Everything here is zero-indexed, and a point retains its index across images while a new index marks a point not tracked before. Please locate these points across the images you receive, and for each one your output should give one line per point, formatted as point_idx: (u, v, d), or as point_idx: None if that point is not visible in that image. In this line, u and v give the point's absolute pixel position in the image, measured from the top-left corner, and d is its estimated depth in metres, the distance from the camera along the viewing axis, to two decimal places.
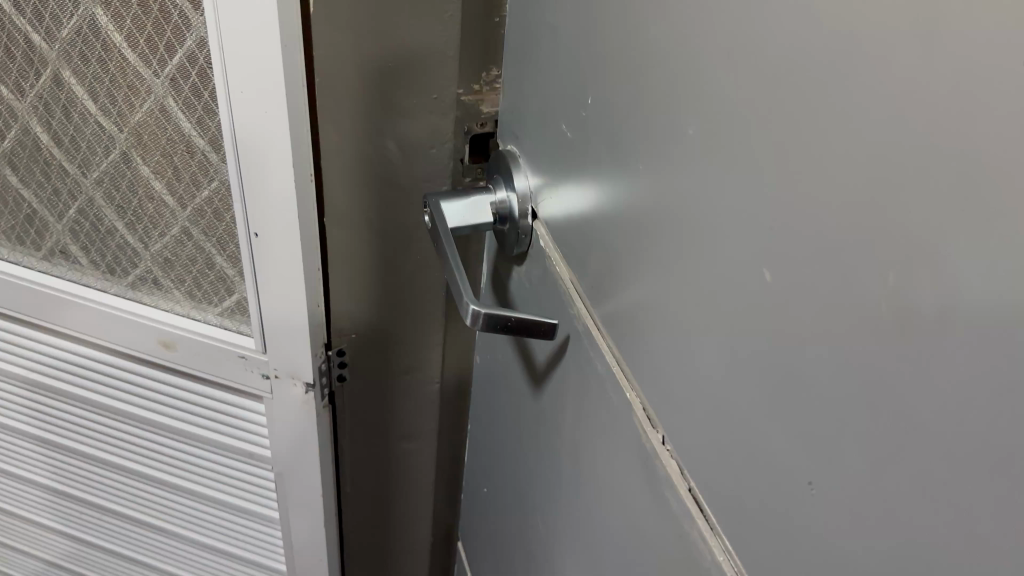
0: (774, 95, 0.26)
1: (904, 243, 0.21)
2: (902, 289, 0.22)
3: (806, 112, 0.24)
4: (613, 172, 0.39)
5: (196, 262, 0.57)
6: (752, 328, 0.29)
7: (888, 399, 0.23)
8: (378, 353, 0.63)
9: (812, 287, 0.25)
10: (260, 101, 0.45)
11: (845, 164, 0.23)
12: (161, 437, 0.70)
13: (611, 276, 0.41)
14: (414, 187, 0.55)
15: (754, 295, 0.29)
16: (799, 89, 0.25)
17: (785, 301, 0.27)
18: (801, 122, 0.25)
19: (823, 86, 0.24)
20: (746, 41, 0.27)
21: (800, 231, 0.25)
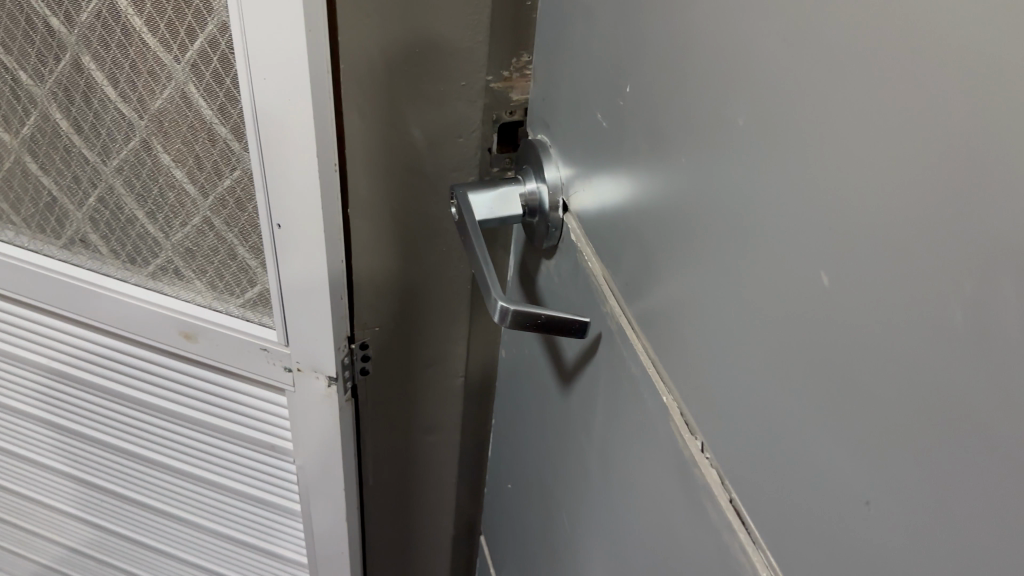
0: (840, 89, 0.24)
1: (1001, 254, 0.20)
2: (998, 302, 0.20)
3: (879, 106, 0.23)
4: (651, 165, 0.37)
5: (218, 253, 0.55)
6: (805, 335, 0.27)
7: (969, 416, 0.21)
8: (401, 346, 0.62)
9: (879, 295, 0.24)
10: (284, 90, 0.44)
11: (924, 164, 0.21)
12: (181, 427, 0.69)
13: (647, 274, 0.39)
14: (440, 177, 0.53)
15: (809, 301, 0.27)
16: (869, 81, 0.23)
17: (845, 308, 0.25)
18: (872, 117, 0.23)
19: (898, 78, 0.22)
20: (806, 30, 0.25)
21: (866, 234, 0.24)
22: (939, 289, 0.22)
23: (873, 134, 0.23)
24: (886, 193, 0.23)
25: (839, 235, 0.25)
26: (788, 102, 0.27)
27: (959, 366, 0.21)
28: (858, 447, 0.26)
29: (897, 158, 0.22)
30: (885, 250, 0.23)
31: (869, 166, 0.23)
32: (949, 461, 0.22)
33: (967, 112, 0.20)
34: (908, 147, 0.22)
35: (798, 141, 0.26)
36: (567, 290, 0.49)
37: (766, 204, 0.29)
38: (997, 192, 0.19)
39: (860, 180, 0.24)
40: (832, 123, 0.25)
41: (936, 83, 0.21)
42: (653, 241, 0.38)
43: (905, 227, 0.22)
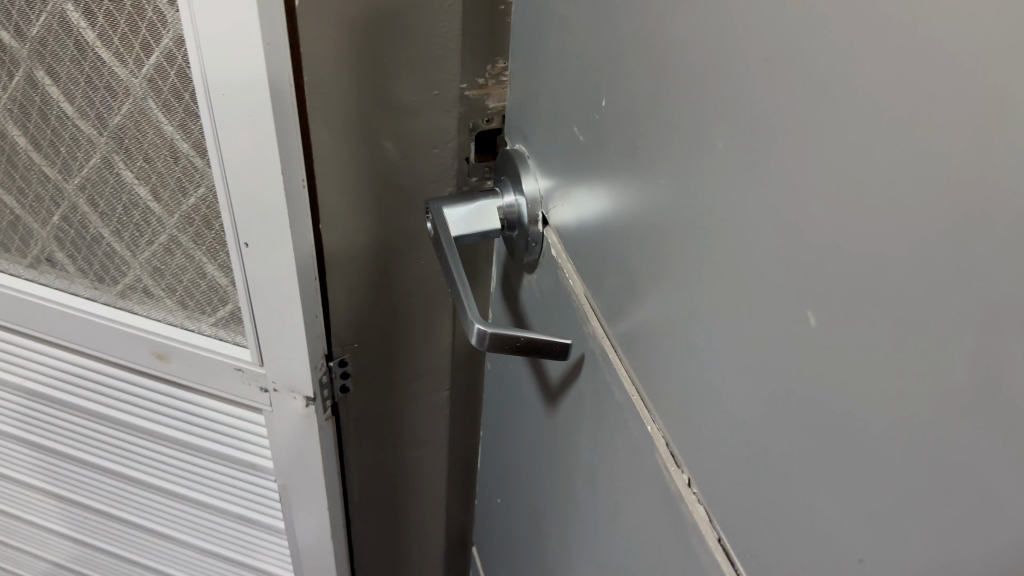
0: (822, 113, 0.22)
1: (993, 306, 0.18)
2: (991, 359, 0.18)
3: (864, 137, 0.21)
4: (630, 183, 0.35)
5: (187, 271, 0.53)
6: (791, 375, 0.25)
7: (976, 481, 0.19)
8: (383, 361, 0.60)
9: (869, 340, 0.22)
10: (243, 105, 0.41)
11: (920, 201, 0.19)
12: (161, 446, 0.67)
13: (627, 295, 0.37)
14: (416, 189, 0.51)
15: (794, 341, 0.25)
16: (857, 105, 0.21)
17: (832, 351, 0.23)
18: (857, 148, 0.21)
19: (889, 102, 0.20)
20: (786, 50, 0.23)
21: (858, 271, 0.22)
22: (937, 337, 0.19)
23: (864, 162, 0.21)
24: (880, 229, 0.21)
25: (828, 272, 0.23)
26: (772, 125, 0.24)
27: (964, 423, 0.19)
28: (851, 502, 0.24)
29: (892, 190, 0.20)
30: (878, 291, 0.21)
31: (858, 200, 0.21)
32: (958, 526, 0.20)
33: (967, 144, 0.18)
34: (902, 180, 0.20)
35: (784, 165, 0.24)
36: (549, 306, 0.46)
37: (749, 232, 0.26)
38: (1002, 235, 0.17)
39: (852, 213, 0.22)
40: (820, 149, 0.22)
41: (929, 111, 0.19)
42: (634, 263, 0.36)
43: (900, 266, 0.20)
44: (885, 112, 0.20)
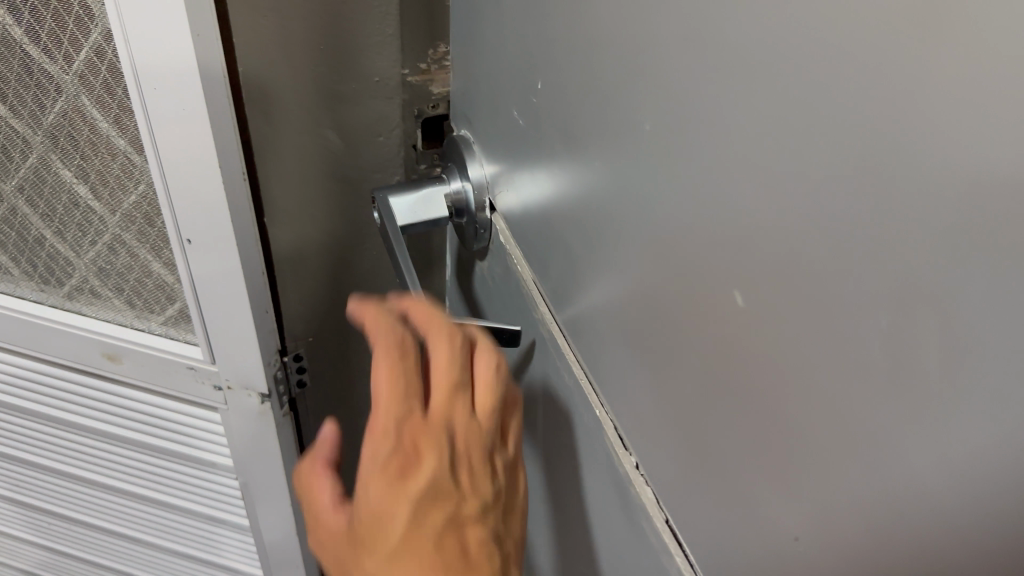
0: (740, 90, 0.22)
1: (901, 281, 0.18)
2: (901, 334, 0.18)
3: (780, 114, 0.20)
4: (568, 166, 0.34)
5: (133, 270, 0.52)
6: (724, 357, 0.25)
7: (904, 458, 0.19)
8: (340, 354, 0.59)
9: (793, 319, 0.21)
10: (175, 98, 0.40)
11: (836, 178, 0.19)
12: (120, 448, 0.66)
13: (571, 280, 0.37)
14: (364, 179, 0.50)
15: (725, 322, 0.25)
16: (776, 81, 0.20)
17: (761, 331, 0.23)
18: (774, 128, 0.21)
19: (803, 80, 0.19)
20: (704, 27, 0.23)
21: (783, 251, 0.21)
22: (853, 314, 0.19)
23: (784, 139, 0.20)
24: (802, 206, 0.20)
25: (754, 251, 0.23)
26: (698, 105, 0.24)
27: (887, 400, 0.19)
28: (785, 481, 0.23)
29: (810, 166, 0.20)
30: (801, 267, 0.21)
31: (778, 178, 0.21)
32: (891, 505, 0.20)
33: (877, 117, 0.17)
34: (820, 157, 0.19)
35: (709, 145, 0.24)
36: (500, 294, 0.46)
37: (680, 214, 0.26)
38: (915, 212, 0.17)
39: (775, 191, 0.21)
40: (743, 127, 0.22)
41: (842, 85, 0.18)
42: (577, 247, 0.35)
43: (822, 243, 0.20)
44: (800, 89, 0.19)
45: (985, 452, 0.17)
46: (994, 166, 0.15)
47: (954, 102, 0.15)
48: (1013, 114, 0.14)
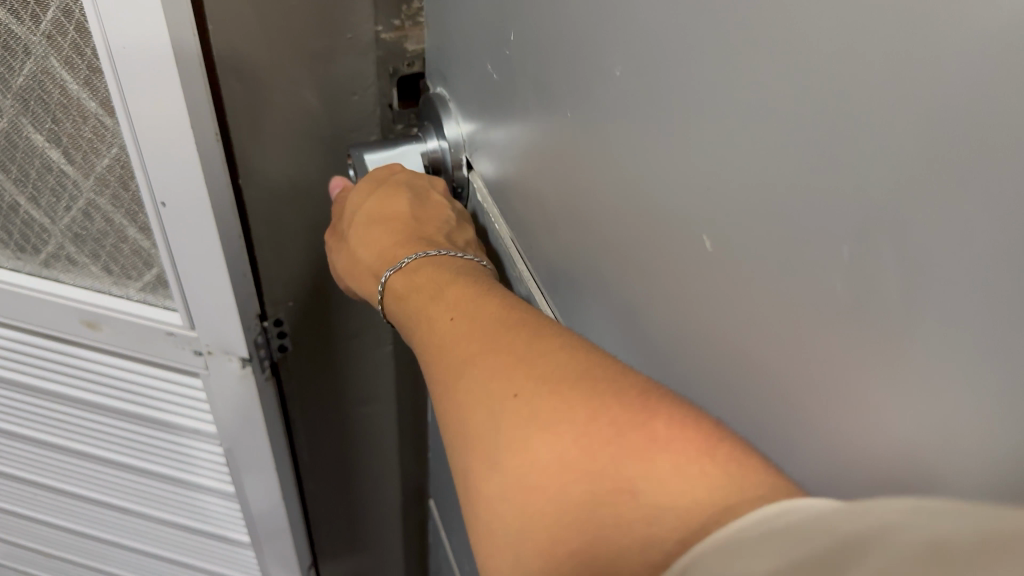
0: (706, 35, 0.21)
1: (863, 218, 0.17)
2: (864, 268, 0.18)
3: (746, 57, 0.20)
4: (543, 121, 0.34)
5: (109, 236, 0.52)
6: (695, 305, 0.25)
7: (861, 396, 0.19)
8: (321, 318, 0.60)
9: (758, 261, 0.21)
10: (144, 60, 0.39)
11: (801, 119, 0.18)
12: (103, 417, 0.66)
13: (547, 235, 0.37)
14: (340, 139, 0.50)
15: (696, 270, 0.25)
16: (743, 21, 0.20)
17: (729, 274, 0.23)
18: (739, 71, 0.20)
19: (768, 22, 0.19)
20: None
21: (749, 194, 0.21)
22: (818, 252, 0.19)
23: (748, 80, 0.20)
24: (768, 148, 0.20)
25: (721, 197, 0.22)
26: (662, 51, 0.23)
27: (854, 335, 0.19)
28: (758, 422, 0.23)
29: (775, 107, 0.19)
30: (768, 211, 0.21)
31: (741, 123, 0.21)
32: (854, 442, 0.20)
33: (842, 53, 0.17)
34: (786, 96, 0.19)
35: (677, 91, 0.23)
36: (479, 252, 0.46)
37: (652, 161, 0.26)
38: (880, 153, 0.17)
39: (742, 135, 0.21)
40: (709, 71, 0.22)
41: (809, 23, 0.18)
42: (551, 202, 0.35)
43: (787, 186, 0.20)
44: (765, 32, 0.19)
45: (938, 390, 0.17)
46: (960, 103, 0.15)
47: (921, 33, 0.15)
48: (980, 42, 0.14)
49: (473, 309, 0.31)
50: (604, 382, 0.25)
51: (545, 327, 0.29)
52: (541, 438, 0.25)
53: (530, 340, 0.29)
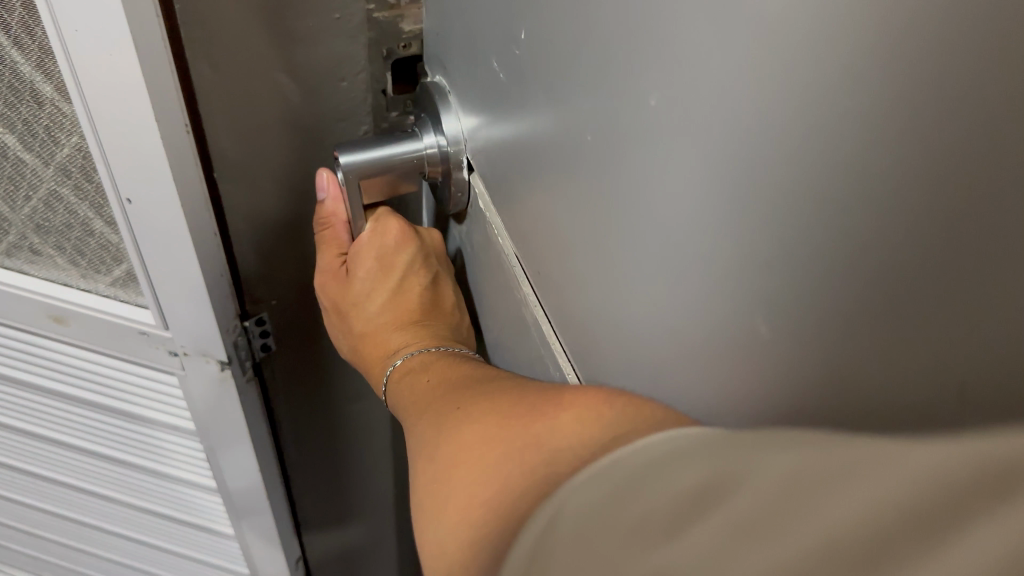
0: (769, 83, 0.16)
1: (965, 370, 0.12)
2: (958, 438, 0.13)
3: (829, 124, 0.15)
4: (554, 138, 0.29)
5: (73, 228, 0.47)
6: (728, 399, 0.20)
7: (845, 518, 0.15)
8: (307, 314, 0.55)
9: (814, 371, 0.17)
10: (100, 47, 0.34)
11: (903, 222, 0.13)
12: (78, 408, 0.62)
13: (552, 264, 0.32)
14: (327, 126, 0.45)
15: (731, 357, 0.20)
16: (822, 79, 0.15)
17: (775, 372, 0.18)
18: (815, 140, 0.15)
19: (867, 86, 0.14)
20: None
21: (809, 294, 0.16)
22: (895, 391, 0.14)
23: (822, 156, 0.15)
24: (845, 248, 0.15)
25: (776, 286, 0.17)
26: (709, 91, 0.18)
27: None
28: None
29: (860, 199, 0.14)
30: (836, 319, 0.16)
31: (813, 202, 0.16)
32: None
33: (967, 154, 0.12)
34: (876, 190, 0.14)
35: (721, 148, 0.18)
36: (481, 259, 0.42)
37: (680, 220, 0.21)
38: (995, 302, 0.12)
39: (809, 220, 0.16)
40: (768, 131, 0.17)
41: (924, 103, 0.13)
42: (558, 230, 0.30)
43: (862, 303, 0.15)
44: (860, 99, 0.14)
45: None
46: None
47: None
48: None
49: (446, 390, 0.35)
50: (521, 417, 0.27)
51: (491, 389, 0.32)
52: (467, 468, 0.26)
53: (474, 404, 0.31)
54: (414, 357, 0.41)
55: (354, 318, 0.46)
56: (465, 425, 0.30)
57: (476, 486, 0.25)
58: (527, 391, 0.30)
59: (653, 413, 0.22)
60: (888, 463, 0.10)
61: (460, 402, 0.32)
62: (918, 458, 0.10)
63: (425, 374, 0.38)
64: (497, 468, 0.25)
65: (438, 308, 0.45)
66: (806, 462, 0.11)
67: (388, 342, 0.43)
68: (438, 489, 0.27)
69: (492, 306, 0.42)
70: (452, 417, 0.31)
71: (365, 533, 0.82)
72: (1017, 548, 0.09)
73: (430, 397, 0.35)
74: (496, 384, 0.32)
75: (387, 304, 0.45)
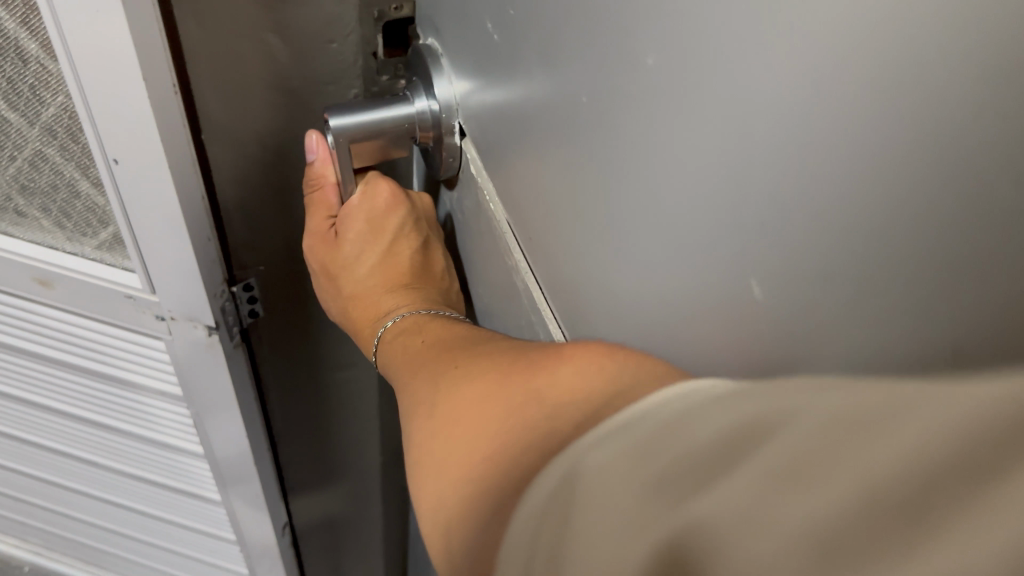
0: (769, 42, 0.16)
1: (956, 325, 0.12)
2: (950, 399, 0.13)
3: (829, 84, 0.15)
4: (548, 101, 0.29)
5: (59, 189, 0.46)
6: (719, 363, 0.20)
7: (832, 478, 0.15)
8: (295, 280, 0.55)
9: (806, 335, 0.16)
10: (85, 3, 0.33)
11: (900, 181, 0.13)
12: (64, 372, 0.61)
13: (544, 228, 0.32)
14: (317, 90, 0.44)
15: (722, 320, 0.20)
16: (821, 30, 0.14)
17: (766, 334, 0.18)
18: (814, 99, 0.15)
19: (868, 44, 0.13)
20: None
21: (800, 251, 0.16)
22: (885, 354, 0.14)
23: (820, 115, 0.15)
24: (839, 210, 0.15)
25: (769, 249, 0.17)
26: (707, 50, 0.18)
27: None
28: None
29: (856, 153, 0.14)
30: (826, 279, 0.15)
31: (808, 163, 0.15)
32: None
33: (964, 107, 0.12)
34: (872, 150, 0.14)
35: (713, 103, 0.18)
36: (472, 225, 0.42)
37: (675, 183, 0.21)
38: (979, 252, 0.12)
39: (803, 177, 0.16)
40: (765, 91, 0.16)
41: (923, 62, 0.12)
42: (549, 195, 0.30)
43: (855, 265, 0.15)
44: (861, 59, 0.14)
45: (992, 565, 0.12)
46: None
47: None
48: None
49: (437, 352, 0.35)
50: (513, 374, 0.27)
51: (482, 350, 0.32)
52: (461, 428, 0.26)
53: (466, 365, 0.31)
54: (405, 319, 0.40)
55: (342, 282, 0.45)
56: (456, 385, 0.29)
57: (474, 444, 0.25)
58: (520, 350, 0.30)
59: (650, 367, 0.22)
60: (871, 426, 0.10)
61: (450, 365, 0.32)
62: (904, 418, 0.10)
63: (418, 336, 0.38)
64: (495, 425, 0.25)
65: (427, 273, 0.45)
66: (808, 437, 0.11)
67: (380, 303, 0.43)
68: (433, 449, 0.27)
69: (483, 272, 0.42)
70: (443, 379, 0.31)
71: (353, 500, 0.82)
72: (975, 527, 0.09)
73: (421, 360, 0.35)
74: (492, 344, 0.32)
75: (377, 266, 0.44)
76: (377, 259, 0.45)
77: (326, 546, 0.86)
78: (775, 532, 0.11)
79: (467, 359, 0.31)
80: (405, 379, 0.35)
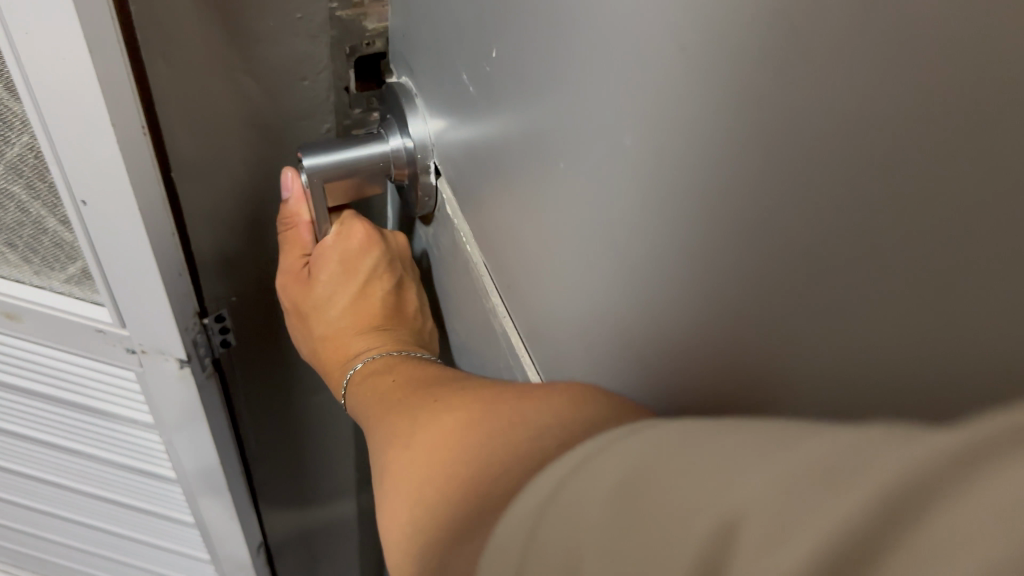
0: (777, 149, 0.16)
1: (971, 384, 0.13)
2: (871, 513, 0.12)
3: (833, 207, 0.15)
4: (523, 161, 0.28)
5: (25, 225, 0.45)
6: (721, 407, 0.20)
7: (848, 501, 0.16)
8: (266, 310, 0.55)
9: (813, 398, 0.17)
10: (54, 54, 0.33)
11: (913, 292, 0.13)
12: (31, 400, 0.60)
13: (521, 279, 0.31)
14: (287, 125, 0.44)
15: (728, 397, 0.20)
16: (826, 148, 0.14)
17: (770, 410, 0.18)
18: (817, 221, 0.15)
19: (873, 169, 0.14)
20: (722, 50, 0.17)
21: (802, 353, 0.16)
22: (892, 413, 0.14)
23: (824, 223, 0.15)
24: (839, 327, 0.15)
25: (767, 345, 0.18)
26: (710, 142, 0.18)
27: None
28: None
29: (869, 262, 0.14)
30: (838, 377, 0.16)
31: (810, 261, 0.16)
32: None
33: (980, 251, 0.12)
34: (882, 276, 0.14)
35: (712, 193, 0.18)
36: (450, 263, 0.42)
37: (673, 261, 0.20)
38: (996, 396, 0.12)
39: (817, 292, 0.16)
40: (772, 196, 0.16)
41: (934, 208, 0.13)
42: (525, 250, 0.30)
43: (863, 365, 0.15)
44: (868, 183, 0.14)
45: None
46: None
47: None
48: None
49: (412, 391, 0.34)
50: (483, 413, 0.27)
51: (456, 387, 0.31)
52: (428, 461, 0.26)
53: (436, 400, 0.31)
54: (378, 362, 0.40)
55: (314, 321, 0.45)
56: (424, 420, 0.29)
57: (439, 478, 0.24)
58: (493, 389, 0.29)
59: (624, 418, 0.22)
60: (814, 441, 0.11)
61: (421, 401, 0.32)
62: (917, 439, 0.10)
63: (390, 377, 0.38)
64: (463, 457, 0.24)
65: (400, 314, 0.45)
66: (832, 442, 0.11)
67: (352, 345, 0.43)
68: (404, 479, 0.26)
69: (460, 308, 0.42)
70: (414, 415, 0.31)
71: (327, 514, 0.82)
72: (897, 472, 0.09)
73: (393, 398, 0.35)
74: (467, 383, 0.32)
75: (349, 308, 0.44)
76: (349, 299, 0.44)
77: (300, 560, 0.86)
78: (700, 527, 0.11)
79: (443, 396, 0.31)
80: (375, 420, 0.35)
